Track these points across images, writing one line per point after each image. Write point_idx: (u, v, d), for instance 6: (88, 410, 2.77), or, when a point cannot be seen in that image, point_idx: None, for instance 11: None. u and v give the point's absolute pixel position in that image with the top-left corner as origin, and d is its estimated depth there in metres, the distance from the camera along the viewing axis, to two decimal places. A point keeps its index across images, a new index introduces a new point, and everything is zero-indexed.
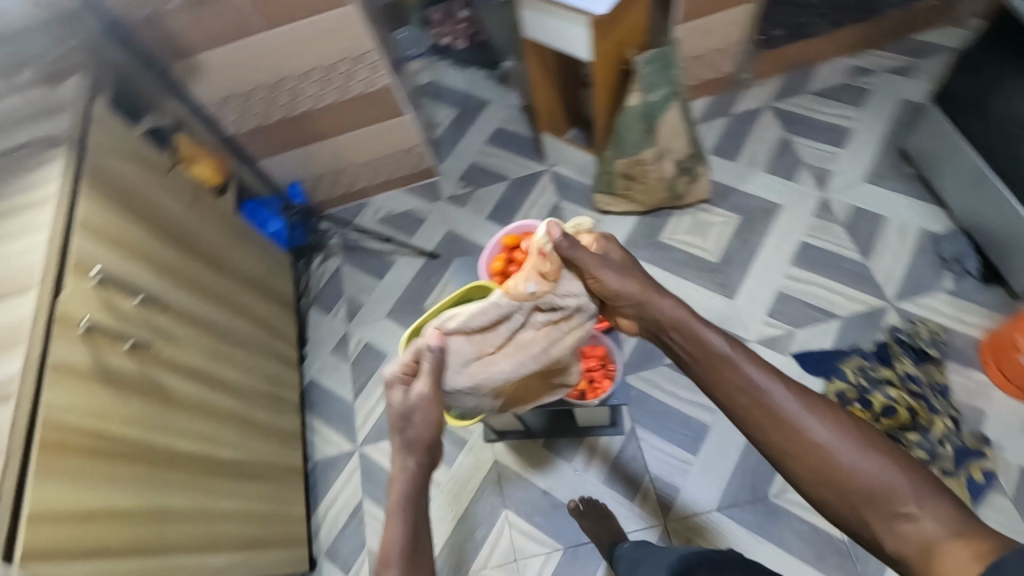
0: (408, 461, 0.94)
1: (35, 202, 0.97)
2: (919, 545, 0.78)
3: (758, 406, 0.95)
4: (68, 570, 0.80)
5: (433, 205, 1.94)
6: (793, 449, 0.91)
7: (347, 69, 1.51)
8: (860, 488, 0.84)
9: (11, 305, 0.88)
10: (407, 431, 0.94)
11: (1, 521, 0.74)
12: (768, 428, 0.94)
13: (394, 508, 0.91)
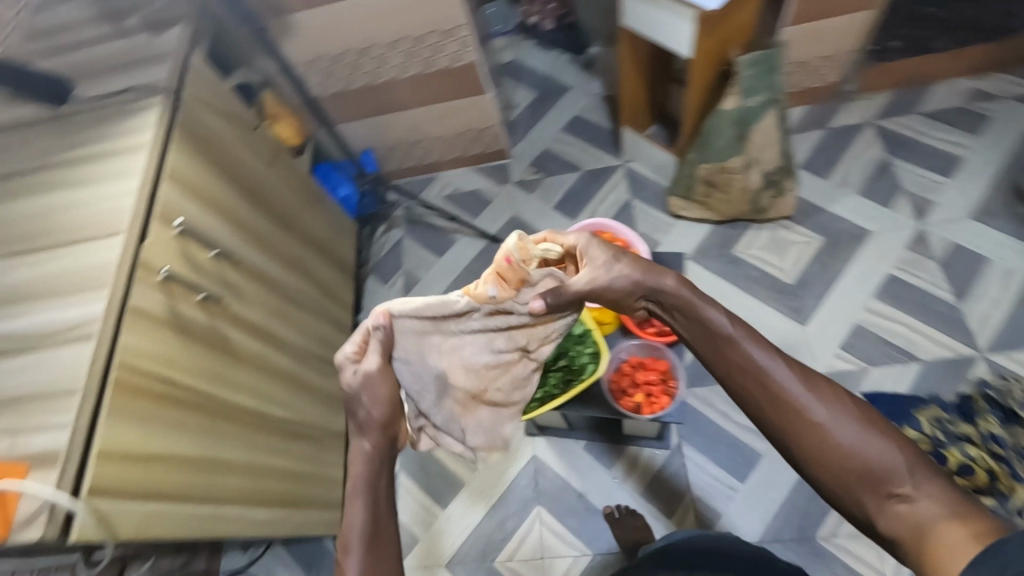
0: (367, 442, 0.86)
1: (129, 148, 0.99)
2: (914, 529, 0.76)
3: (761, 390, 0.88)
4: (127, 509, 0.83)
5: (501, 188, 1.91)
6: (797, 435, 0.85)
7: (435, 42, 1.48)
8: (857, 472, 0.81)
9: (99, 247, 0.91)
10: (363, 412, 0.86)
11: (73, 455, 0.77)
12: (772, 415, 0.87)
13: (350, 491, 0.83)
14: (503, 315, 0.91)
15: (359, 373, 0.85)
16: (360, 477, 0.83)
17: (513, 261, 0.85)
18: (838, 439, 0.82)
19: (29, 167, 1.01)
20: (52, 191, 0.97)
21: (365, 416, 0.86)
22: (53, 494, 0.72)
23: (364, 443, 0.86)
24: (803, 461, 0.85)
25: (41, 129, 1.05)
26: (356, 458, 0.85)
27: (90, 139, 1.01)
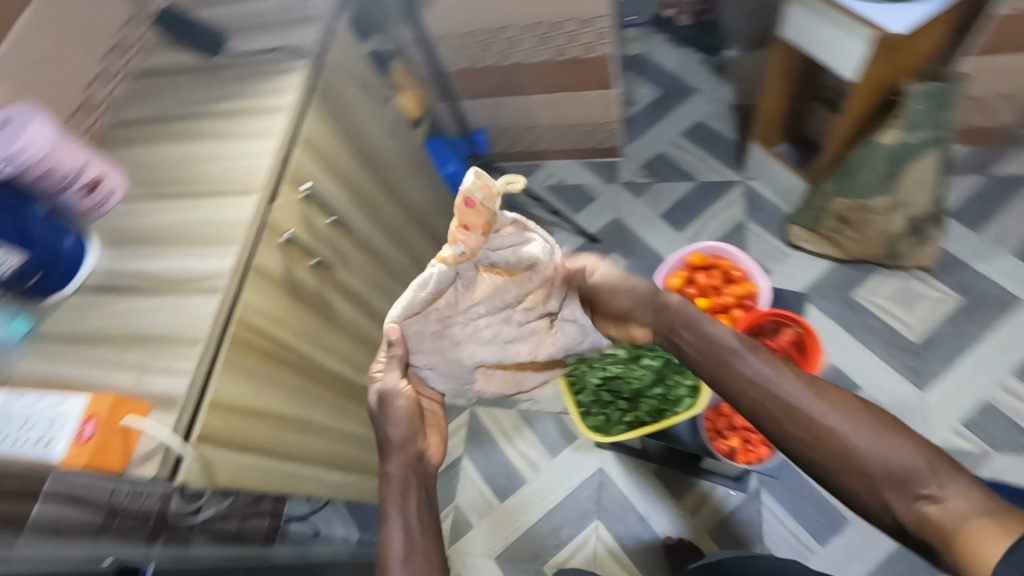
0: (394, 467, 0.86)
1: (271, 108, 1.01)
2: (946, 531, 0.65)
3: (771, 405, 0.78)
4: (226, 458, 0.86)
5: (608, 186, 1.84)
6: (816, 447, 0.75)
7: (572, 30, 1.42)
8: (879, 475, 0.71)
9: (233, 202, 0.94)
10: (387, 440, 0.87)
11: (189, 402, 0.80)
12: (788, 431, 0.77)
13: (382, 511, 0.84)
14: (492, 272, 0.84)
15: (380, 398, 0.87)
16: (392, 495, 0.84)
17: (475, 204, 0.72)
18: (859, 441, 0.72)
19: (180, 115, 1.06)
20: (199, 142, 1.02)
21: (388, 442, 0.87)
22: (168, 437, 0.76)
23: (390, 469, 0.86)
24: (825, 470, 0.75)
25: (194, 79, 1.09)
26: (386, 484, 0.85)
27: (237, 95, 1.04)
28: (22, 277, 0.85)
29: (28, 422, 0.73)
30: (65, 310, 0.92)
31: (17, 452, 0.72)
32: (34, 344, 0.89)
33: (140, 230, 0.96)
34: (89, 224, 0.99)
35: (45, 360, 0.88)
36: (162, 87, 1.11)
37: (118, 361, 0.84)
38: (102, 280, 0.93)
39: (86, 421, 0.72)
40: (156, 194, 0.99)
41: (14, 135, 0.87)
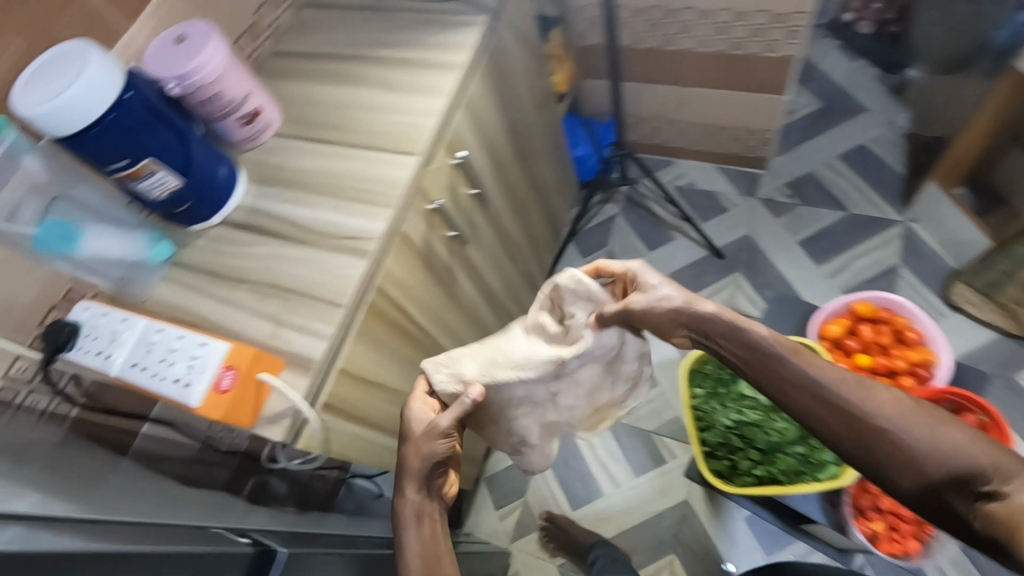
0: (410, 493, 0.69)
1: (441, 63, 0.93)
2: (1019, 529, 0.53)
3: (808, 389, 0.64)
4: (343, 429, 0.82)
5: (744, 199, 1.69)
6: (858, 433, 0.61)
7: (759, 24, 1.27)
8: (929, 466, 0.59)
9: (389, 159, 0.87)
10: (402, 465, 0.70)
11: (322, 368, 0.76)
12: (823, 417, 0.64)
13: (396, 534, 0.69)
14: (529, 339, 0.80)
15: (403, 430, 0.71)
16: (411, 523, 0.69)
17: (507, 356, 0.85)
18: (908, 419, 0.60)
19: (344, 55, 1.00)
20: (361, 87, 0.95)
21: (406, 467, 0.70)
22: (299, 401, 0.71)
23: (410, 495, 0.69)
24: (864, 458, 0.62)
25: (364, 18, 1.03)
26: (402, 510, 0.69)
27: (408, 44, 0.97)
28: (174, 200, 0.82)
29: (167, 358, 0.70)
30: (206, 241, 0.88)
31: (152, 387, 0.70)
32: (173, 270, 0.87)
33: (289, 170, 0.91)
34: (238, 154, 0.95)
35: (182, 291, 0.85)
36: (329, 22, 1.05)
37: (254, 308, 0.80)
38: (246, 217, 0.89)
39: (224, 371, 0.68)
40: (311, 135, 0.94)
41: (189, 50, 0.83)
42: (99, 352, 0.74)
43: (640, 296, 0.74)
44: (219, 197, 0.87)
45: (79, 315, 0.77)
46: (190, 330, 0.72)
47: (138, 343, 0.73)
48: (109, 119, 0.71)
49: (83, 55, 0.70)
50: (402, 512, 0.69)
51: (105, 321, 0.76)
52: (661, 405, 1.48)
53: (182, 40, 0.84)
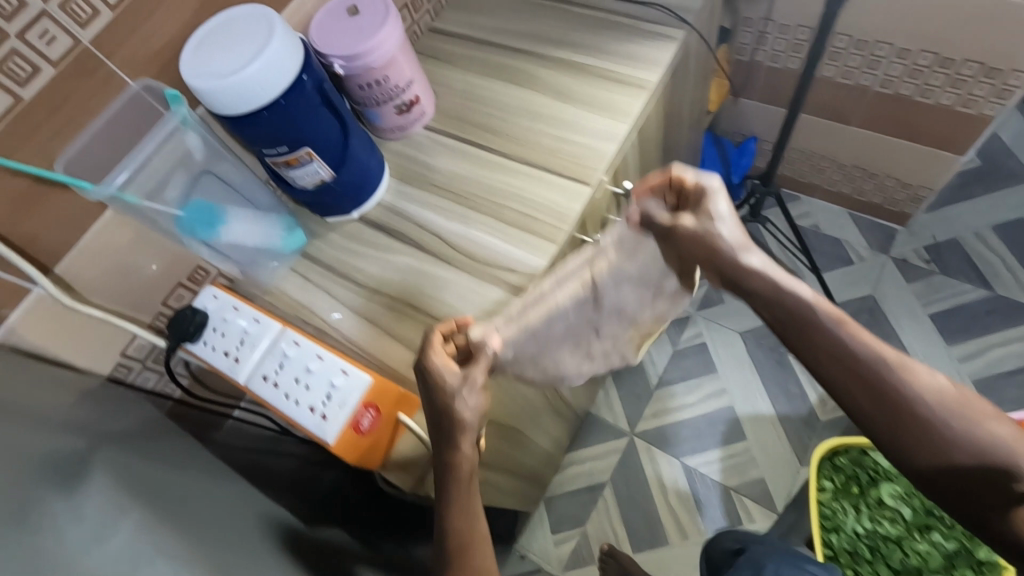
0: (467, 447, 0.60)
1: (631, 80, 0.81)
2: None
3: (841, 360, 0.51)
4: None
5: (874, 255, 1.53)
6: (892, 414, 0.50)
7: (966, 75, 1.11)
8: (966, 462, 0.48)
9: (557, 184, 0.77)
10: (447, 418, 0.58)
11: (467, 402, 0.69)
12: (849, 393, 0.52)
13: (442, 499, 0.59)
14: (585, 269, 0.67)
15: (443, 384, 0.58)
16: (466, 483, 0.59)
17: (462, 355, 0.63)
18: (945, 402, 0.49)
19: (514, 48, 0.89)
20: (532, 92, 0.84)
21: (454, 423, 0.58)
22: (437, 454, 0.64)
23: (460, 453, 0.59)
24: (892, 443, 0.51)
25: (541, 7, 0.91)
26: (453, 470, 0.59)
27: (592, 49, 0.85)
28: (319, 191, 0.75)
29: (300, 378, 0.64)
30: (340, 236, 0.80)
31: (281, 408, 0.63)
32: (302, 262, 0.79)
33: (440, 174, 0.82)
34: (385, 144, 0.86)
35: (310, 289, 0.78)
36: (499, 5, 0.93)
37: (392, 329, 0.73)
38: (388, 218, 0.81)
39: (364, 410, 0.61)
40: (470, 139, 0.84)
41: (364, 25, 0.73)
42: (226, 352, 0.68)
43: (692, 218, 0.59)
44: (364, 193, 0.79)
45: (204, 303, 0.71)
46: (326, 349, 0.65)
47: (269, 350, 0.67)
48: (282, 103, 0.63)
49: (266, 28, 0.61)
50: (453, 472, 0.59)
51: (234, 318, 0.69)
52: (745, 462, 1.39)
53: (355, 11, 0.74)
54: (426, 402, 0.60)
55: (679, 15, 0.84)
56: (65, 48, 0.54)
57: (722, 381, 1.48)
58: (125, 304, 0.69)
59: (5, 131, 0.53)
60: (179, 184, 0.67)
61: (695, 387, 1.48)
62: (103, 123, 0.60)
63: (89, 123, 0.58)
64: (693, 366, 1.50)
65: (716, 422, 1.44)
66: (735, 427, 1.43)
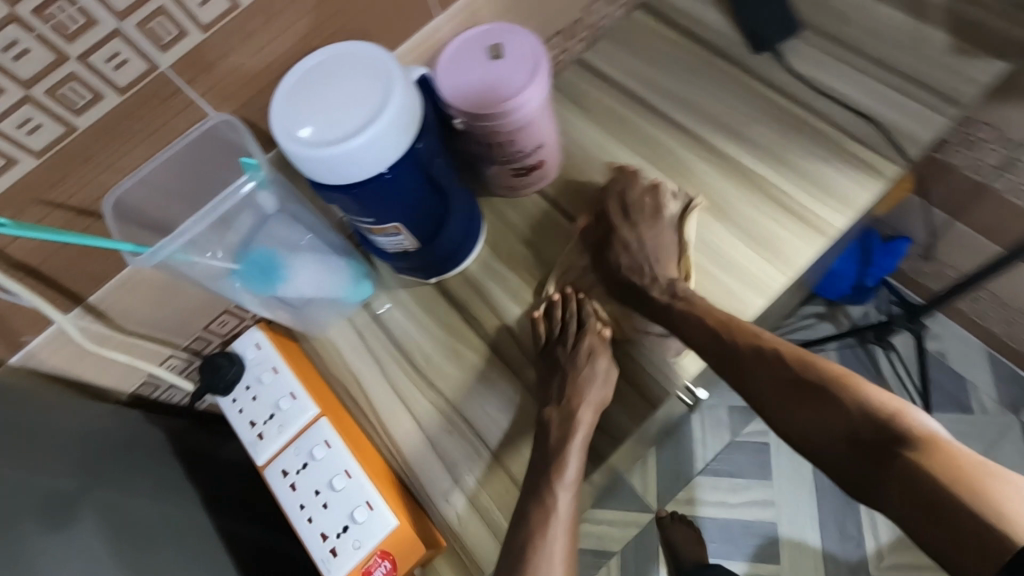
0: (588, 410, 0.58)
1: (808, 216, 0.64)
2: (888, 480, 0.44)
3: (710, 328, 0.57)
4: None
5: (1000, 412, 1.28)
6: (767, 380, 0.53)
7: None
8: (810, 414, 0.50)
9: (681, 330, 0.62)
10: (577, 367, 0.60)
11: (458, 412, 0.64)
12: (728, 364, 0.56)
13: (557, 444, 0.57)
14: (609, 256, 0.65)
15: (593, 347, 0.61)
16: (581, 444, 0.57)
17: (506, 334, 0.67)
18: (804, 360, 0.53)
19: (671, 120, 0.72)
20: (679, 190, 0.68)
21: (587, 376, 0.59)
22: None
23: (584, 404, 0.58)
24: (772, 415, 0.53)
25: (722, 76, 0.72)
26: (575, 420, 0.58)
27: (770, 155, 0.67)
28: (399, 258, 0.63)
29: (321, 492, 0.56)
30: (411, 302, 0.69)
31: (292, 517, 0.56)
32: (361, 317, 0.69)
33: (541, 263, 0.69)
34: (487, 200, 0.72)
35: (364, 355, 0.68)
36: (668, 56, 0.75)
37: (436, 441, 0.63)
38: (469, 298, 0.68)
39: (378, 559, 0.53)
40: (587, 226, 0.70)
41: (502, 79, 0.58)
42: (252, 422, 0.60)
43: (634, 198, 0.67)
44: (451, 263, 0.66)
45: (243, 350, 0.63)
46: (358, 465, 0.56)
47: (296, 440, 0.58)
48: (381, 182, 0.50)
49: (382, 91, 0.48)
50: (572, 421, 0.58)
51: (271, 383, 0.61)
52: None
53: (499, 55, 0.59)
54: (562, 353, 0.61)
55: (897, 141, 0.65)
56: (136, 73, 0.43)
57: (774, 493, 1.33)
58: (161, 331, 0.62)
59: (49, 164, 0.43)
60: (239, 229, 0.56)
61: (741, 487, 1.35)
62: (164, 160, 0.49)
63: (150, 158, 0.48)
64: (746, 464, 1.36)
65: (752, 532, 1.31)
66: (771, 547, 1.29)
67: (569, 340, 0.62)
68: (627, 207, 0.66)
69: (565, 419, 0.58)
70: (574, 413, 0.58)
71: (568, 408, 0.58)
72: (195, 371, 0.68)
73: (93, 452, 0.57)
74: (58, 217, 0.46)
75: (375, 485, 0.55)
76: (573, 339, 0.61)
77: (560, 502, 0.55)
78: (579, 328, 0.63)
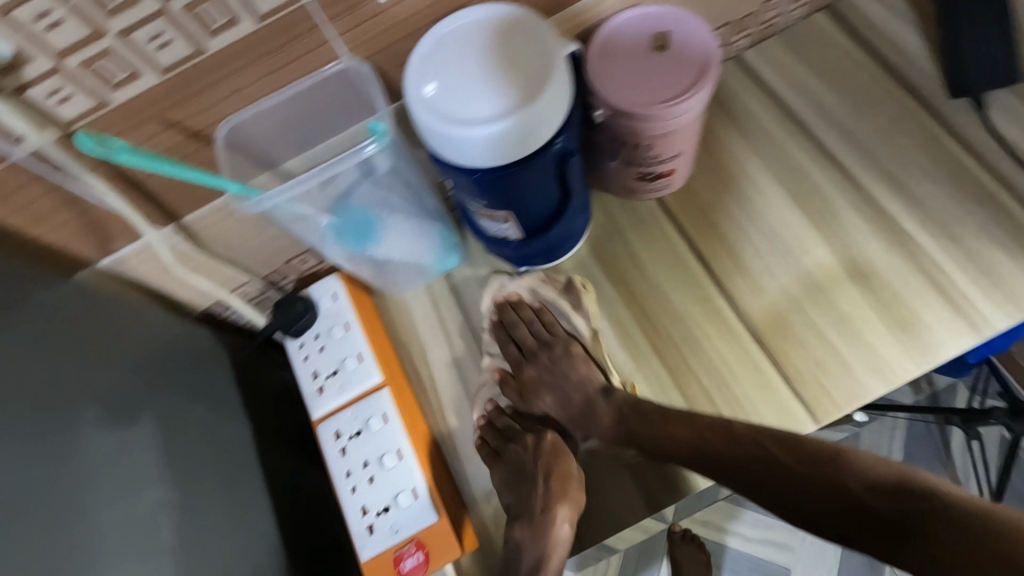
0: (563, 527, 0.54)
1: (962, 304, 0.55)
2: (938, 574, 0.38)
3: (689, 433, 0.52)
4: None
5: None
6: (757, 469, 0.48)
7: None
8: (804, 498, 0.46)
9: (773, 404, 0.56)
10: (543, 467, 0.58)
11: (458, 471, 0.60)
12: (715, 462, 0.50)
13: (533, 568, 0.53)
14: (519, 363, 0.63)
15: (534, 454, 0.59)
16: (560, 555, 0.54)
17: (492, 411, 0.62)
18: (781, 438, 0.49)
19: (827, 152, 0.63)
20: (816, 236, 0.61)
21: (563, 474, 0.57)
22: None
23: (558, 511, 0.54)
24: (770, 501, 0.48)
25: (901, 116, 0.63)
26: (548, 537, 0.53)
27: (936, 224, 0.58)
28: (496, 240, 0.59)
29: (369, 465, 0.54)
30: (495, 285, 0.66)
31: (336, 481, 0.55)
32: (438, 287, 0.66)
33: (643, 278, 0.63)
34: (599, 195, 0.66)
35: (436, 329, 0.65)
36: (842, 77, 0.65)
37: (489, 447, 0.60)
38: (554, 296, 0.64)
39: (412, 548, 0.52)
40: (529, 322, 0.63)
41: (661, 76, 0.51)
42: (315, 374, 0.59)
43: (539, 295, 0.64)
44: (548, 256, 0.62)
45: (319, 298, 0.62)
46: (410, 447, 0.55)
47: (355, 403, 0.57)
48: (508, 174, 0.46)
49: (537, 76, 0.43)
50: (547, 539, 0.53)
51: (341, 340, 0.59)
52: None
53: (663, 46, 0.52)
54: (520, 456, 0.59)
55: None
56: (279, 3, 0.39)
57: (795, 539, 1.26)
58: (247, 259, 0.60)
59: (172, 83, 0.41)
60: (343, 184, 0.51)
61: (763, 526, 1.28)
62: (288, 97, 0.46)
63: (272, 92, 0.45)
64: None
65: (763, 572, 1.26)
66: None
67: (527, 442, 0.60)
68: (529, 308, 0.64)
69: (539, 536, 0.54)
70: (548, 526, 0.53)
71: (539, 522, 0.54)
72: (265, 301, 0.67)
73: (160, 363, 0.57)
74: (171, 136, 0.44)
75: (424, 472, 0.54)
76: (530, 442, 0.60)
77: None
78: (537, 435, 0.61)
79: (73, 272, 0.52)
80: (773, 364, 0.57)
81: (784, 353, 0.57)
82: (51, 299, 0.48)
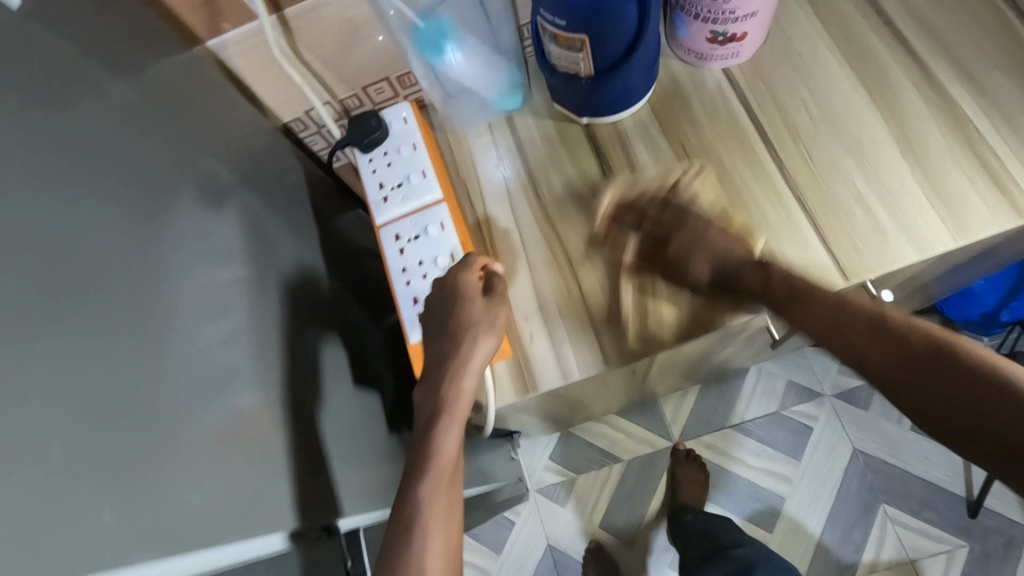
0: (470, 378, 0.53)
1: (1007, 186, 0.57)
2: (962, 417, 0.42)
3: (836, 298, 0.50)
4: (536, 406, 0.75)
5: None
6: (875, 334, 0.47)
7: None
8: (855, 329, 0.48)
9: (808, 262, 0.59)
10: (451, 310, 0.55)
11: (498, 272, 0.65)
12: (798, 309, 0.51)
13: (428, 420, 0.52)
14: (492, 213, 0.67)
15: (448, 305, 0.55)
16: (460, 412, 0.52)
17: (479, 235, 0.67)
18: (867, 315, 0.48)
19: (900, 38, 0.64)
20: (879, 117, 0.62)
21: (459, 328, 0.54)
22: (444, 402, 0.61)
23: (462, 358, 0.53)
24: (824, 335, 0.50)
25: (991, 15, 0.63)
26: (444, 386, 0.53)
27: (998, 111, 0.60)
28: (566, 80, 0.62)
29: (424, 264, 0.60)
30: (555, 134, 0.69)
31: (392, 276, 0.61)
32: (501, 127, 0.70)
33: (698, 138, 0.65)
34: (666, 60, 0.69)
35: (495, 171, 0.69)
36: None
37: (426, 312, 0.57)
38: (611, 149, 0.67)
39: None
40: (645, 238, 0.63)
41: None
42: (380, 185, 0.64)
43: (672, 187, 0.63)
44: (611, 107, 0.65)
45: (391, 120, 0.66)
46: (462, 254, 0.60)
47: (416, 212, 0.62)
48: None
49: None
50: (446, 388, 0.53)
51: (407, 157, 0.64)
52: None
53: None
54: (433, 311, 0.56)
55: None
56: None
57: (796, 472, 1.28)
58: (330, 71, 0.65)
59: None
60: None
61: (766, 457, 1.31)
62: None
63: None
64: (782, 439, 1.31)
65: (757, 497, 1.29)
66: (768, 516, 1.27)
67: (438, 296, 0.57)
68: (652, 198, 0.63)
69: (431, 385, 0.53)
70: (449, 374, 0.53)
71: (436, 376, 0.53)
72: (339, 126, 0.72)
73: (244, 153, 0.63)
74: None
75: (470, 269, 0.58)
76: (443, 297, 0.56)
77: (436, 497, 0.49)
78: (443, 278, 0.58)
79: (188, 46, 0.57)
80: (814, 229, 0.60)
81: (828, 223, 0.60)
82: (165, 65, 0.54)
